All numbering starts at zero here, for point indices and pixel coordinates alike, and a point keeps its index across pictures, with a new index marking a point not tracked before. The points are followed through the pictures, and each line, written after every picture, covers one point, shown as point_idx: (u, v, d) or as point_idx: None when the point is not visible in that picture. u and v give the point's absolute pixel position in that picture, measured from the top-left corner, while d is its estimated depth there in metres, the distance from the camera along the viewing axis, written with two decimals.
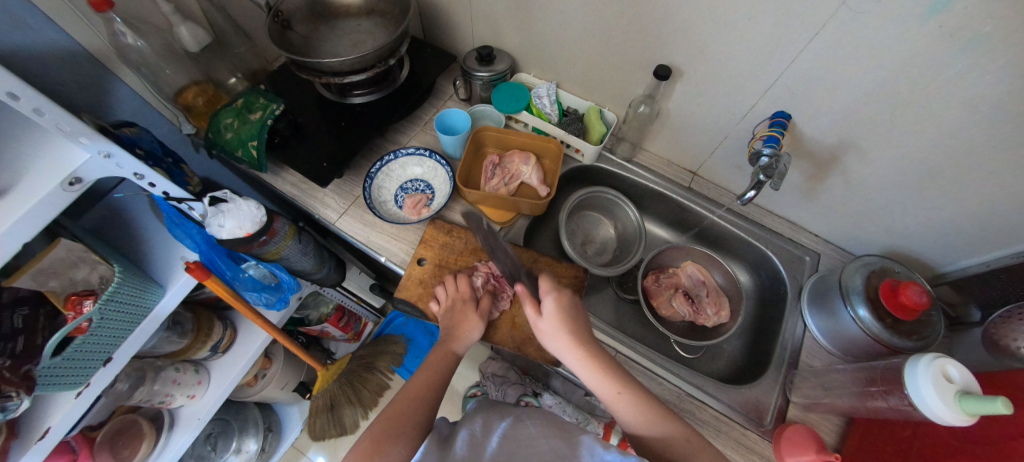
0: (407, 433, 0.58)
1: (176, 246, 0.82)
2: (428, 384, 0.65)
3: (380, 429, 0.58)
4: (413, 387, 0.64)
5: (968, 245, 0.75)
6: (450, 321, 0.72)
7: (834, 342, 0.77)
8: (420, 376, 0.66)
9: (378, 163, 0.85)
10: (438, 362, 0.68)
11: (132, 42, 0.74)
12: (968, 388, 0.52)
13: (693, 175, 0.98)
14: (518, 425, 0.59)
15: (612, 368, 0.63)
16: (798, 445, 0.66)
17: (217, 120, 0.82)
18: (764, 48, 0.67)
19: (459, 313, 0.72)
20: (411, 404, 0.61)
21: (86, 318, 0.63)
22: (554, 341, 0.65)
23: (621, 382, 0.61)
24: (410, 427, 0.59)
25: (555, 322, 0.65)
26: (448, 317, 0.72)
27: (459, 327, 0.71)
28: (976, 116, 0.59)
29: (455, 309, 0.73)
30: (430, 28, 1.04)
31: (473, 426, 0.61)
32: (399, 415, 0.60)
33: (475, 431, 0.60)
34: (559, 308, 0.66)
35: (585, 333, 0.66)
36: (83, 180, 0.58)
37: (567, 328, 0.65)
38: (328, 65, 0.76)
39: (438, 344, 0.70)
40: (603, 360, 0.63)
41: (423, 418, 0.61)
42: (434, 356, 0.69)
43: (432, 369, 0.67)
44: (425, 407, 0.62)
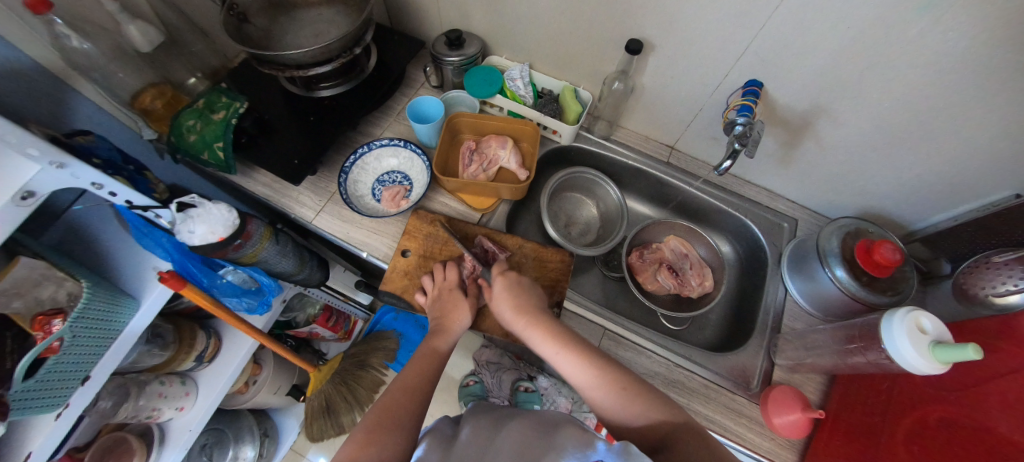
0: (403, 424, 0.58)
1: (146, 256, 0.79)
2: (421, 375, 0.64)
3: (376, 418, 0.58)
4: (406, 377, 0.64)
5: (937, 201, 0.77)
6: (438, 310, 0.71)
7: (814, 303, 0.79)
8: (415, 366, 0.66)
9: (352, 157, 0.83)
10: (428, 353, 0.68)
11: (79, 45, 0.69)
12: (941, 337, 0.54)
13: (671, 149, 0.98)
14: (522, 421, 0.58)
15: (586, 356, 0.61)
16: (784, 405, 0.69)
17: (178, 122, 0.78)
18: (732, 17, 0.67)
19: (447, 302, 0.72)
20: (406, 395, 0.61)
21: (56, 337, 0.61)
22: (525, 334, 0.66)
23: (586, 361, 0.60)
24: (406, 419, 0.58)
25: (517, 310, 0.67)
26: (436, 307, 0.72)
27: (447, 317, 0.71)
28: (940, 74, 0.61)
29: (442, 299, 0.72)
30: (396, 14, 1.01)
31: (477, 422, 0.61)
32: (394, 405, 0.60)
33: (480, 425, 0.61)
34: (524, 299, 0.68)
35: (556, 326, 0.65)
36: (36, 193, 0.55)
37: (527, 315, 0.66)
38: (288, 57, 0.73)
39: (429, 336, 0.69)
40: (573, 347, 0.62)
41: (418, 410, 0.60)
42: (423, 350, 0.68)
43: (426, 359, 0.67)
44: (420, 398, 0.62)
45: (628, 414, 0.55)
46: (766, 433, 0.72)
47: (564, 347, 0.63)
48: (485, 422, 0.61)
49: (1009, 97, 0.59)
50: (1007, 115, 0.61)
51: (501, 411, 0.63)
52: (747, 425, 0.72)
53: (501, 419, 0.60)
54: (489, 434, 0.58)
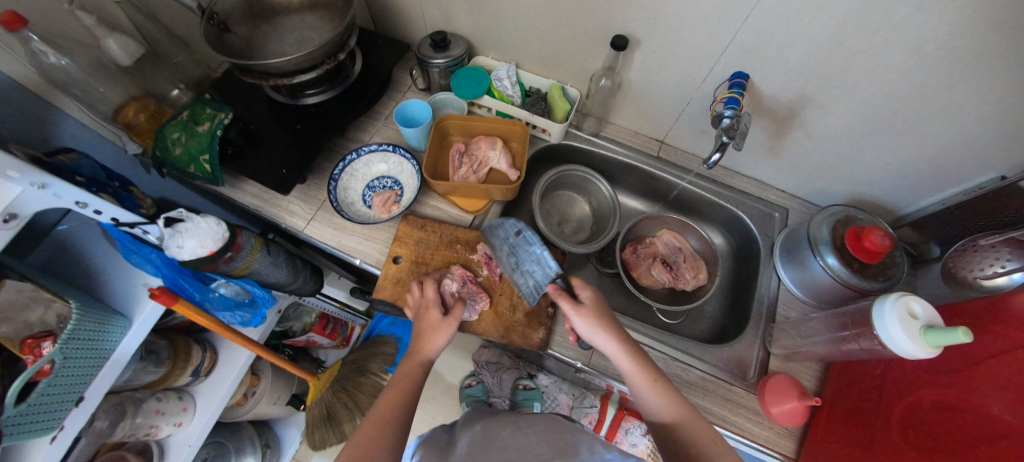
0: (383, 452, 0.56)
1: (136, 272, 0.78)
2: (399, 397, 0.63)
3: (351, 450, 0.56)
4: (383, 402, 0.63)
5: (925, 185, 0.78)
6: (415, 330, 0.69)
7: (807, 291, 0.80)
8: (394, 388, 0.64)
9: (340, 164, 0.82)
10: (408, 373, 0.66)
11: (56, 61, 0.67)
12: (931, 322, 0.55)
13: (661, 143, 0.98)
14: (516, 433, 0.58)
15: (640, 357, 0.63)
16: (783, 395, 0.69)
17: (163, 136, 0.77)
18: (716, 11, 0.67)
19: (423, 322, 0.69)
20: (381, 420, 0.60)
21: (47, 360, 0.60)
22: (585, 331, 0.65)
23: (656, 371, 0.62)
24: (383, 448, 0.57)
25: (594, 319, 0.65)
26: (414, 326, 0.70)
27: (423, 337, 0.68)
28: (923, 60, 0.61)
29: (420, 317, 0.70)
30: (380, 19, 1.01)
31: (473, 432, 0.61)
32: (372, 432, 0.58)
33: (475, 434, 0.61)
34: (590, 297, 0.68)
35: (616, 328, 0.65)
36: (19, 215, 0.54)
37: (599, 320, 0.65)
38: (271, 66, 0.72)
39: (406, 358, 0.68)
40: (632, 351, 0.63)
41: (395, 439, 0.58)
42: (406, 364, 0.67)
43: (408, 377, 0.65)
44: (399, 424, 0.60)
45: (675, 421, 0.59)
46: (765, 422, 0.72)
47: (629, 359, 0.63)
48: (481, 431, 0.61)
49: (992, 81, 0.59)
50: (988, 98, 0.61)
51: (496, 418, 0.63)
52: (744, 415, 0.73)
53: (496, 428, 0.60)
54: (485, 443, 0.57)
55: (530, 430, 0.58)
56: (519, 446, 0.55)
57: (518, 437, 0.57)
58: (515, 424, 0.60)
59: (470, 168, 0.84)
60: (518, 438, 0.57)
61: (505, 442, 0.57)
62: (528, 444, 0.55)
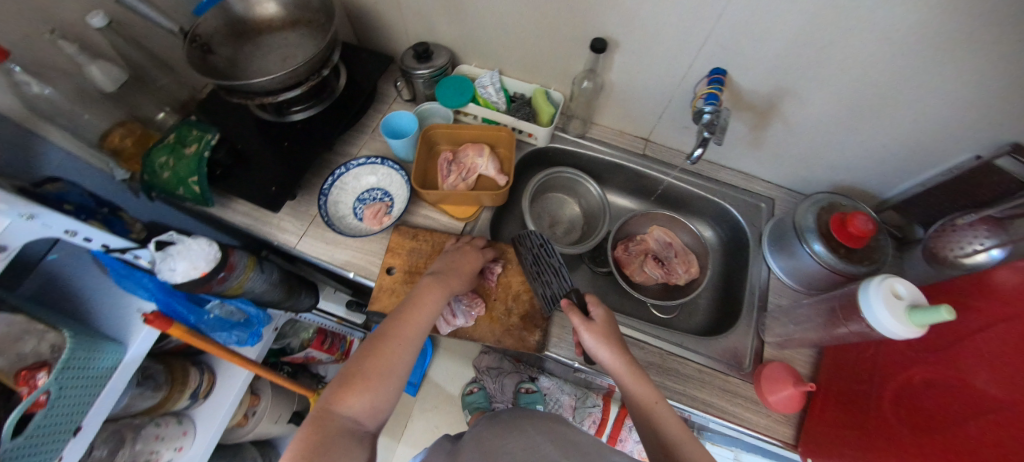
0: (395, 376, 0.59)
1: (130, 298, 0.78)
2: (418, 322, 0.64)
3: (361, 364, 0.59)
4: (402, 323, 0.63)
5: (904, 169, 0.80)
6: (446, 264, 0.74)
7: (797, 279, 0.81)
8: (413, 311, 0.64)
9: (329, 179, 0.83)
10: (430, 298, 0.66)
11: (39, 90, 0.69)
12: (915, 301, 0.56)
13: (646, 141, 0.99)
14: (522, 435, 0.58)
15: (642, 378, 0.62)
16: (777, 382, 0.70)
17: (150, 161, 0.77)
18: (690, 9, 0.69)
19: (459, 261, 0.75)
20: (399, 346, 0.61)
21: (42, 391, 0.60)
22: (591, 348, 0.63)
23: (658, 392, 0.61)
24: (397, 367, 0.60)
25: (605, 334, 0.63)
26: (446, 262, 0.74)
27: (453, 270, 0.73)
28: (892, 47, 0.63)
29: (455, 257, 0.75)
30: (362, 33, 1.02)
31: (479, 436, 0.61)
32: (386, 349, 0.60)
33: (480, 439, 0.60)
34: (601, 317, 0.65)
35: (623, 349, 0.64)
36: (7, 247, 0.55)
37: (607, 338, 0.63)
38: (256, 85, 0.72)
39: (426, 284, 0.68)
40: (635, 371, 0.62)
41: (407, 360, 0.61)
42: (428, 286, 0.68)
43: (429, 301, 0.66)
44: (413, 348, 0.62)
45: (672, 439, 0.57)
46: (763, 410, 0.73)
47: (632, 380, 0.61)
48: (487, 434, 0.60)
49: (959, 64, 0.61)
50: (957, 81, 0.63)
51: (503, 420, 0.63)
52: (742, 405, 0.74)
53: (503, 430, 0.60)
54: (491, 445, 0.57)
55: (538, 433, 0.58)
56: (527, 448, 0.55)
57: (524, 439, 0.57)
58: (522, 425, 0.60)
59: (461, 174, 0.85)
60: (525, 440, 0.57)
61: (513, 444, 0.56)
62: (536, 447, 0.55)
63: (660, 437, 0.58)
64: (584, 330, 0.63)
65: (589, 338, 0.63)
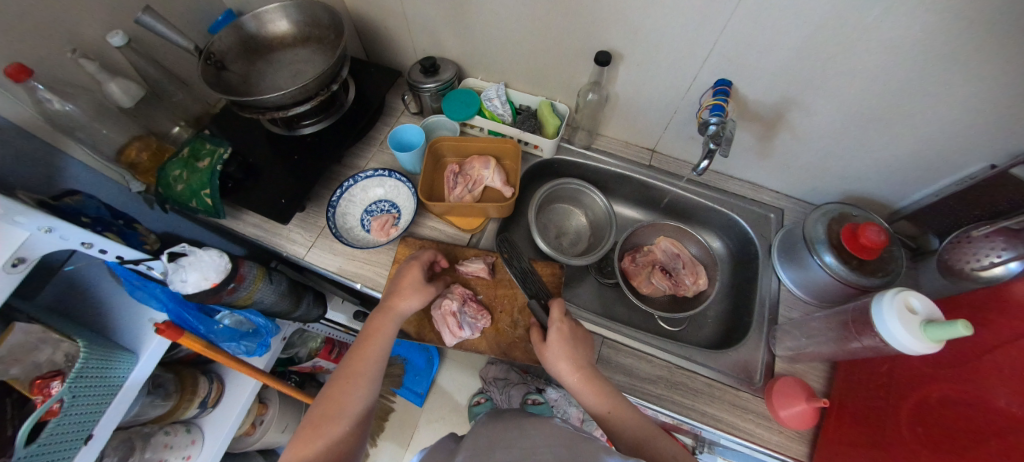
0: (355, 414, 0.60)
1: (143, 308, 0.79)
2: (371, 356, 0.65)
3: (321, 411, 0.60)
4: (352, 361, 0.64)
5: (917, 179, 0.78)
6: (393, 286, 0.71)
7: (808, 291, 0.80)
8: (366, 345, 0.65)
9: (338, 191, 0.84)
10: (382, 327, 0.67)
11: (61, 107, 0.70)
12: (931, 316, 0.55)
13: (652, 152, 0.99)
14: (521, 436, 0.57)
15: (604, 387, 0.63)
16: (789, 397, 0.69)
17: (165, 173, 0.79)
18: (694, 21, 0.69)
19: (402, 280, 0.71)
20: (350, 385, 0.62)
21: (56, 399, 0.61)
22: (552, 363, 0.66)
23: (614, 401, 0.62)
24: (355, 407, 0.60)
25: (560, 345, 0.66)
26: (393, 282, 0.72)
27: (398, 293, 0.70)
28: (899, 56, 0.62)
29: (403, 275, 0.72)
30: (371, 48, 1.04)
31: (478, 438, 0.60)
32: (342, 389, 0.61)
33: (479, 441, 0.59)
34: (559, 333, 0.67)
35: (586, 361, 0.65)
36: (27, 259, 0.56)
37: (568, 350, 0.66)
38: (268, 100, 0.74)
39: (376, 313, 0.69)
40: (598, 382, 0.63)
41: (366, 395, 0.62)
42: (377, 317, 0.68)
43: (382, 331, 0.67)
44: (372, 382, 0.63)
45: (639, 438, 0.58)
46: (774, 426, 0.71)
47: (595, 390, 0.63)
48: (487, 436, 0.60)
49: (970, 73, 0.60)
50: (968, 90, 0.62)
51: (503, 422, 0.62)
52: (753, 421, 0.72)
53: (503, 434, 0.59)
54: (489, 447, 0.57)
55: (535, 434, 0.58)
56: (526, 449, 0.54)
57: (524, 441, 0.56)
58: (523, 428, 0.60)
59: (468, 188, 0.85)
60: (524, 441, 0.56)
61: (513, 445, 0.56)
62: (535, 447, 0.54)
63: (623, 445, 0.59)
64: (540, 350, 0.68)
65: (550, 351, 0.66)
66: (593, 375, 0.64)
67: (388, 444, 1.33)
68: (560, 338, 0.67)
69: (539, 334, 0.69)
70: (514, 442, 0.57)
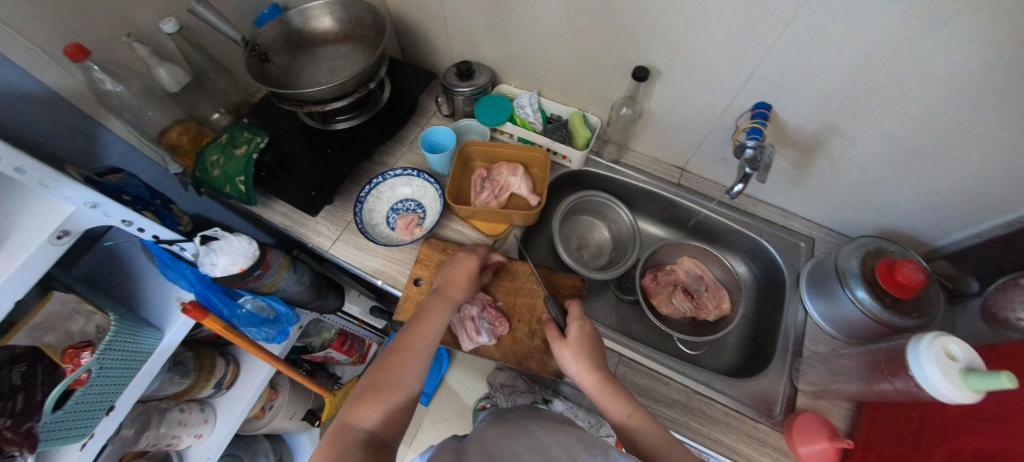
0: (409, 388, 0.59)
1: (171, 287, 0.81)
2: (425, 336, 0.65)
3: (375, 381, 0.59)
4: (411, 335, 0.64)
5: (960, 218, 0.75)
6: (446, 275, 0.73)
7: (836, 325, 0.77)
8: (423, 323, 0.66)
9: (366, 187, 0.85)
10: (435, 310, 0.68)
11: (112, 88, 0.72)
12: (971, 364, 0.52)
13: (681, 170, 0.98)
14: (530, 438, 0.56)
15: (621, 391, 0.63)
16: (811, 434, 0.68)
17: (203, 158, 0.82)
18: (738, 42, 0.68)
19: (456, 270, 0.74)
20: (407, 358, 0.62)
21: (84, 370, 0.63)
22: (568, 364, 0.67)
23: (632, 405, 0.61)
24: (409, 381, 0.60)
25: (579, 347, 0.67)
26: (446, 271, 0.74)
27: (451, 284, 0.72)
28: (951, 92, 0.60)
29: (455, 266, 0.74)
30: (408, 49, 1.06)
31: (485, 437, 0.59)
32: (395, 365, 0.61)
33: (486, 440, 0.58)
34: (581, 331, 0.69)
35: (602, 365, 0.66)
36: (71, 232, 0.58)
37: (585, 352, 0.67)
38: (307, 94, 0.76)
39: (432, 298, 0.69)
40: (614, 387, 0.63)
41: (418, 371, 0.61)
42: (432, 302, 0.69)
43: (437, 312, 0.67)
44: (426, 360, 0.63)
45: (657, 444, 0.57)
46: None
47: (611, 394, 0.63)
48: (493, 436, 0.58)
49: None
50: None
51: (509, 422, 0.61)
52: (770, 455, 0.70)
53: (511, 433, 0.58)
54: (496, 446, 0.55)
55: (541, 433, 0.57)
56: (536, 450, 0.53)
57: (533, 443, 0.54)
58: (531, 430, 0.58)
59: (495, 194, 0.85)
60: (533, 443, 0.54)
61: (519, 446, 0.54)
62: (544, 450, 0.53)
63: (637, 450, 0.58)
64: (558, 347, 0.68)
65: (565, 351, 0.67)
66: (610, 379, 0.65)
67: None
68: (579, 339, 0.68)
69: (557, 331, 0.69)
70: (520, 439, 0.56)
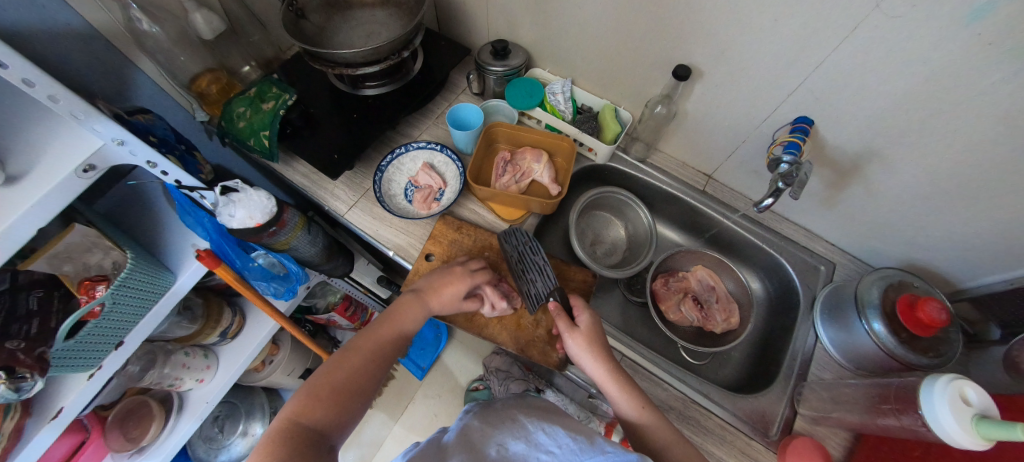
0: (359, 390, 0.59)
1: (188, 233, 0.82)
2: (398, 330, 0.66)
3: (346, 363, 0.60)
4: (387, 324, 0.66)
5: (993, 261, 0.73)
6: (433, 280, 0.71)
7: (846, 355, 0.75)
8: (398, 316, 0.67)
9: (388, 156, 0.84)
10: (402, 317, 0.67)
11: (148, 28, 0.74)
12: (986, 412, 0.50)
13: (708, 178, 0.96)
14: (515, 426, 0.56)
15: (632, 385, 0.64)
16: (804, 458, 0.65)
17: (230, 108, 0.82)
18: (788, 52, 0.65)
19: (445, 276, 0.71)
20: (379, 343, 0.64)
21: (98, 302, 0.64)
22: (580, 358, 0.66)
23: (645, 402, 0.63)
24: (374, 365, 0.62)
25: (589, 338, 0.66)
26: (431, 278, 0.72)
27: (436, 289, 0.70)
28: (1010, 130, 0.57)
29: (442, 275, 0.72)
30: (445, 21, 1.03)
31: (469, 427, 0.58)
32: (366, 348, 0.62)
33: (471, 431, 0.57)
34: (591, 320, 0.69)
35: (612, 356, 0.66)
36: (97, 167, 0.58)
37: (596, 343, 0.66)
38: (340, 55, 0.75)
39: (407, 299, 0.69)
40: (625, 380, 0.64)
41: (373, 375, 0.61)
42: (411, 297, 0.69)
43: (404, 319, 0.67)
44: (381, 366, 0.63)
45: (674, 442, 0.59)
46: None
47: (624, 389, 0.63)
48: (480, 426, 0.58)
49: None
50: None
51: (495, 413, 0.60)
52: None
53: (498, 425, 0.57)
54: (480, 440, 0.55)
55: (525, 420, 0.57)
56: (521, 438, 0.53)
57: (519, 432, 0.55)
58: (517, 419, 0.58)
59: (513, 178, 0.84)
60: (518, 432, 0.54)
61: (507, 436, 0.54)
62: (530, 437, 0.53)
63: (651, 451, 0.58)
64: (570, 336, 0.66)
65: (573, 343, 0.66)
66: (619, 371, 0.65)
67: (382, 409, 1.37)
68: (590, 330, 0.67)
69: (567, 321, 0.67)
70: (504, 430, 0.56)
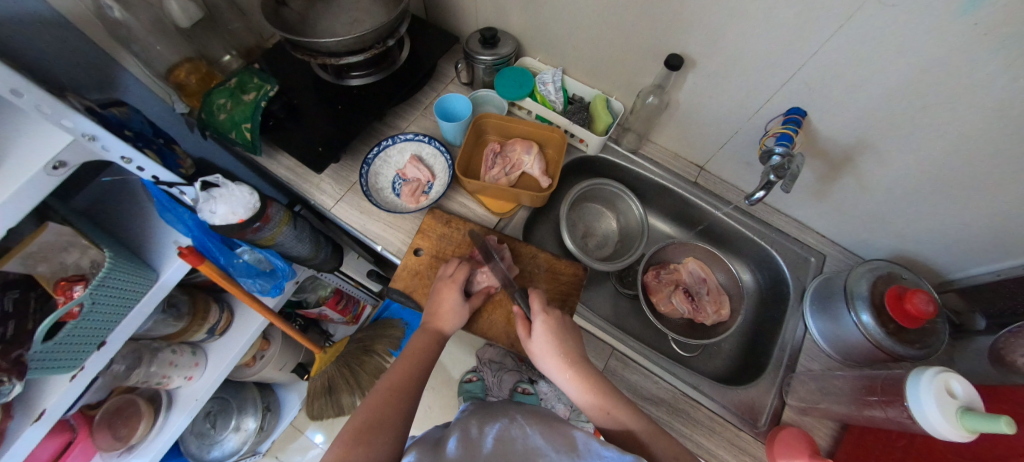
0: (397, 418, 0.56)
1: (169, 229, 0.80)
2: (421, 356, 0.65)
3: (378, 398, 0.58)
4: (406, 358, 0.65)
5: (980, 252, 0.73)
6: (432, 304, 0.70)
7: (834, 345, 0.76)
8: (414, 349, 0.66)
9: (375, 149, 0.83)
10: (420, 347, 0.66)
11: (120, 16, 0.70)
12: (970, 404, 0.51)
13: (701, 169, 0.95)
14: (512, 425, 0.55)
15: (600, 387, 0.61)
16: (790, 447, 0.66)
17: (210, 100, 0.79)
18: (783, 41, 0.64)
19: (443, 296, 0.70)
20: (405, 373, 0.62)
21: (77, 303, 0.62)
22: (545, 363, 0.65)
23: (614, 402, 0.60)
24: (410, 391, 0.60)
25: (546, 342, 0.65)
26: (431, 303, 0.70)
27: (439, 312, 0.69)
28: (1003, 121, 0.56)
29: (439, 295, 0.70)
30: (433, 8, 1.00)
31: (466, 428, 0.57)
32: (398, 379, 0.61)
33: (467, 432, 0.56)
34: (548, 326, 0.65)
35: (578, 356, 0.64)
36: (67, 164, 0.55)
37: (556, 349, 0.64)
38: (322, 45, 0.72)
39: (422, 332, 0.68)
40: (591, 380, 0.62)
41: (410, 402, 0.59)
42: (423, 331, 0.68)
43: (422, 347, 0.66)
44: (412, 393, 0.60)
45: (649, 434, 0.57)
46: None
47: (590, 391, 0.61)
48: (476, 421, 0.58)
49: None
50: None
51: (492, 410, 0.60)
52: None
53: (494, 421, 0.57)
54: (477, 437, 0.54)
55: (521, 420, 0.56)
56: (518, 440, 0.53)
57: (517, 433, 0.54)
58: (513, 417, 0.58)
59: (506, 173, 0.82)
60: (517, 432, 0.54)
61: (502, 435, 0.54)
62: (527, 440, 0.53)
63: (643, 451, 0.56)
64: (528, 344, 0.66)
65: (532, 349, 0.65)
66: (588, 372, 0.63)
67: None
68: (546, 336, 0.65)
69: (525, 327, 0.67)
70: (499, 428, 0.55)
